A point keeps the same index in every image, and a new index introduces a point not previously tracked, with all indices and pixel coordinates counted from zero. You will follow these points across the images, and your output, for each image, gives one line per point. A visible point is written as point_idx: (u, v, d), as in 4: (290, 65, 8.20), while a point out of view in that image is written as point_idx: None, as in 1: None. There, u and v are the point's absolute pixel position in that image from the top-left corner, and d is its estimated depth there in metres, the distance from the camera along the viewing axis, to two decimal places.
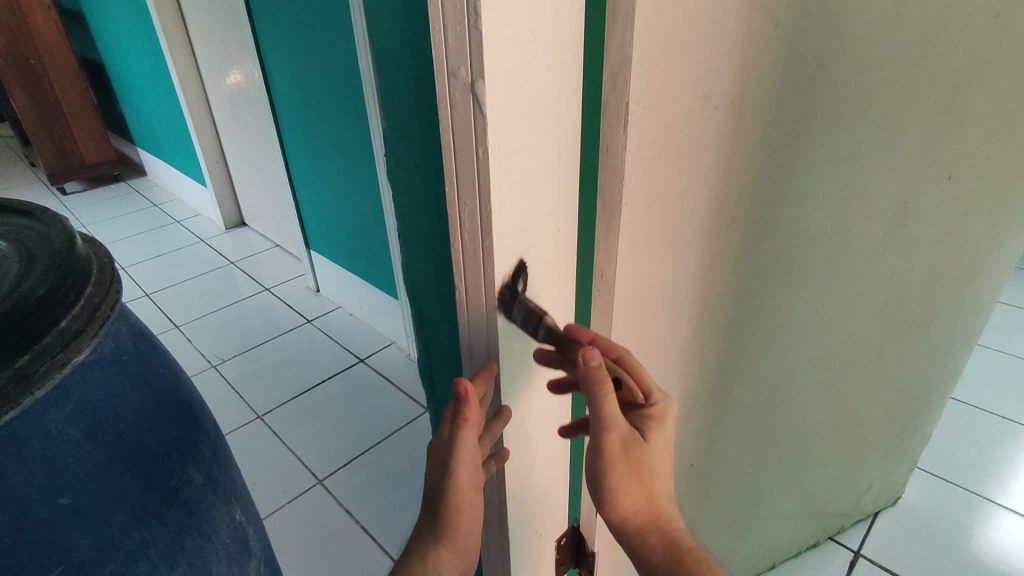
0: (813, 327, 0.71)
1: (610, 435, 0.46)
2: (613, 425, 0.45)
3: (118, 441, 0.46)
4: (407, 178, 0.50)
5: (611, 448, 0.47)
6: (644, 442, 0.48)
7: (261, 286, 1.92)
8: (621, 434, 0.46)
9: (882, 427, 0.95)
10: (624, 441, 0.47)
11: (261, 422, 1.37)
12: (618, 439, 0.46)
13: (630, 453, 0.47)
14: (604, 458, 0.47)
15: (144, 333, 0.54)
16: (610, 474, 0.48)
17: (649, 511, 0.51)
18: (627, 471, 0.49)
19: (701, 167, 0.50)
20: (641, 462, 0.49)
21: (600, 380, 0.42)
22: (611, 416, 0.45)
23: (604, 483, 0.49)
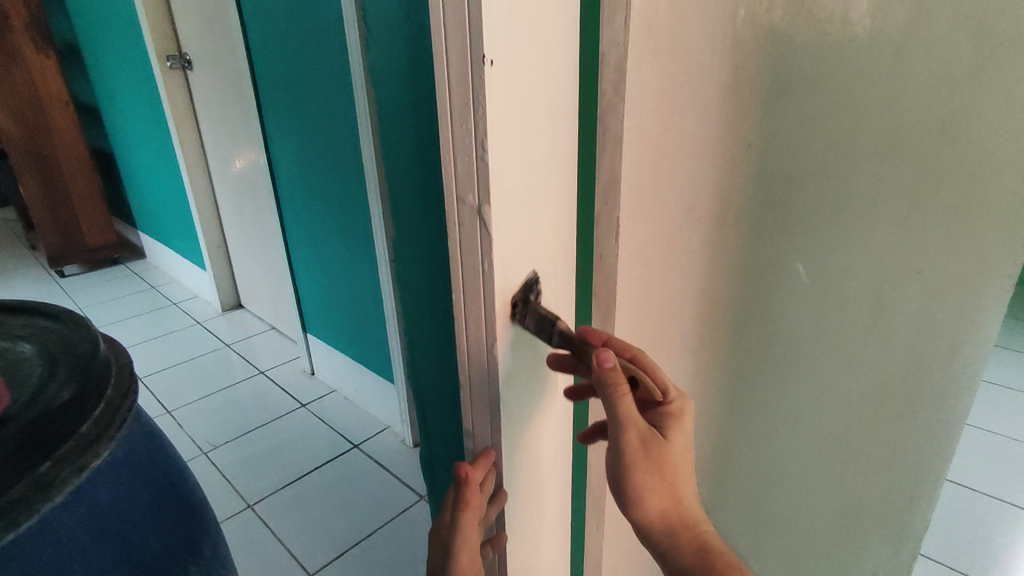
0: (803, 415, 0.73)
1: (627, 437, 0.44)
2: (630, 424, 0.44)
3: (124, 544, 0.47)
4: (415, 282, 0.53)
5: (631, 451, 0.45)
6: (665, 443, 0.46)
7: (255, 369, 1.92)
8: (639, 436, 0.44)
9: (881, 513, 0.95)
10: (644, 442, 0.45)
11: (250, 511, 1.34)
12: (638, 439, 0.45)
13: (653, 455, 0.45)
14: (627, 466, 0.45)
15: (155, 431, 0.55)
16: (636, 481, 0.46)
17: (684, 520, 0.48)
18: (654, 477, 0.46)
19: (686, 271, 0.54)
20: (667, 467, 0.46)
21: (616, 382, 0.42)
22: (625, 419, 0.43)
23: (631, 491, 0.46)
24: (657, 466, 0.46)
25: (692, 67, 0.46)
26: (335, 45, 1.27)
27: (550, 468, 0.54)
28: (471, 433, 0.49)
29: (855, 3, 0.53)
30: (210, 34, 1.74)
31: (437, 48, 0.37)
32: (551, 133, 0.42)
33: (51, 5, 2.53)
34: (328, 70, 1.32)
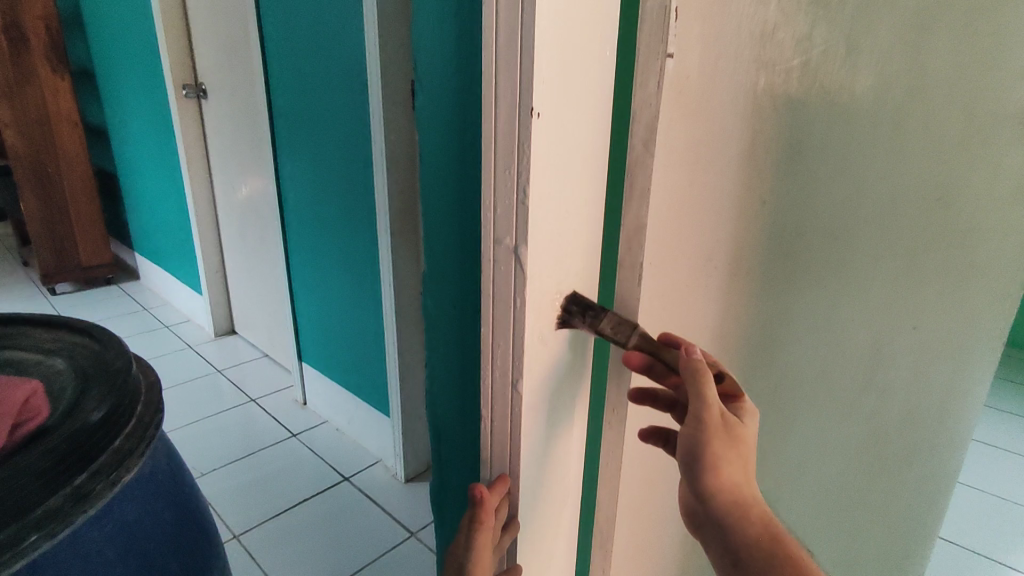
0: (803, 463, 0.75)
1: (713, 410, 0.44)
2: (714, 400, 0.45)
3: (148, 563, 0.47)
4: (442, 315, 0.55)
5: (715, 424, 0.45)
6: (743, 428, 0.46)
7: (246, 396, 1.90)
8: (722, 417, 0.45)
9: (876, 564, 0.95)
10: (724, 419, 0.45)
11: (236, 542, 1.31)
12: (721, 417, 0.45)
13: (734, 434, 0.45)
14: (709, 440, 0.44)
15: (175, 454, 0.55)
16: (715, 457, 0.45)
17: (753, 498, 0.45)
18: (732, 453, 0.45)
19: (702, 316, 0.57)
20: (748, 449, 0.46)
21: (705, 367, 0.45)
22: (711, 394, 0.45)
23: (710, 463, 0.45)
24: (736, 445, 0.45)
25: (715, 129, 0.50)
26: (355, 85, 1.33)
27: (562, 507, 0.55)
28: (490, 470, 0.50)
29: (859, 78, 0.57)
30: (229, 65, 1.80)
31: (487, 100, 0.39)
32: (585, 183, 0.45)
33: (70, 29, 2.59)
34: (346, 107, 1.37)
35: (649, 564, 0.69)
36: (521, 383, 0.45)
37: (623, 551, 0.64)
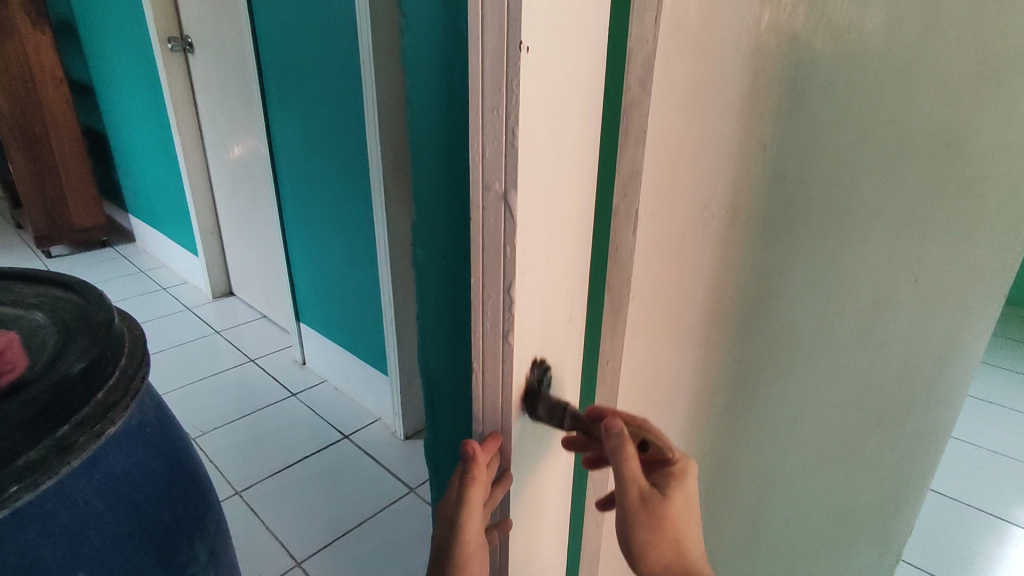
0: (798, 416, 0.75)
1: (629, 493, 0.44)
2: (631, 482, 0.44)
3: (138, 515, 0.46)
4: (432, 267, 0.54)
5: (631, 509, 0.44)
6: (668, 503, 0.44)
7: (245, 357, 1.90)
8: (642, 494, 0.44)
9: (868, 516, 0.97)
10: (644, 498, 0.44)
11: (239, 498, 1.33)
12: (640, 496, 0.44)
13: (654, 513, 0.44)
14: (630, 523, 0.44)
15: (163, 408, 0.55)
16: (639, 541, 0.45)
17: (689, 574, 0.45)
18: (656, 535, 0.44)
19: (698, 266, 0.55)
20: (672, 524, 0.45)
21: (623, 445, 0.43)
22: (628, 476, 0.43)
23: (640, 551, 0.45)
24: (660, 526, 0.44)
25: (715, 67, 0.47)
26: (344, 35, 1.28)
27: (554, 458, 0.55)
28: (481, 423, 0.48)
29: (869, 13, 0.54)
30: (214, 16, 1.73)
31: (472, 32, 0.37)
32: (578, 124, 0.43)
33: None
34: (335, 58, 1.32)
35: None
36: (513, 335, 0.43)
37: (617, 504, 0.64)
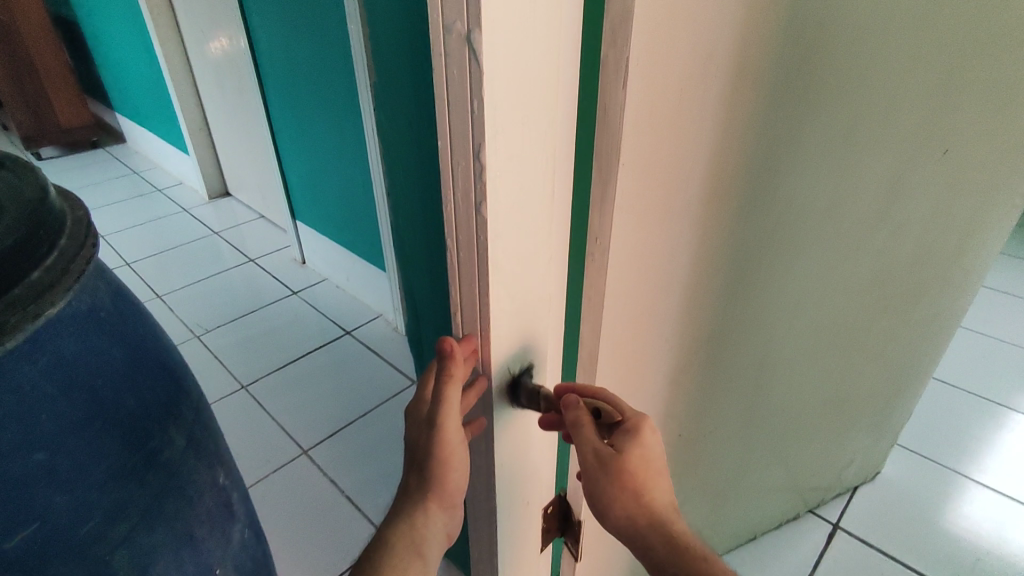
0: (802, 302, 0.71)
1: (586, 455, 0.49)
2: (586, 443, 0.49)
3: (96, 401, 0.45)
4: (409, 129, 0.51)
5: (590, 470, 0.50)
6: (622, 457, 0.49)
7: (245, 257, 1.88)
8: (598, 453, 0.49)
9: (868, 402, 0.96)
10: (600, 457, 0.49)
11: (245, 392, 1.35)
12: (596, 456, 0.49)
13: (611, 469, 0.49)
14: (589, 477, 0.50)
15: (125, 292, 0.51)
16: (603, 495, 0.50)
17: (654, 520, 0.51)
18: (617, 488, 0.49)
19: (699, 132, 0.49)
20: (628, 476, 0.49)
21: (578, 414, 0.49)
22: (582, 440, 0.49)
23: (604, 504, 0.51)
24: (619, 479, 0.49)
25: None
26: None
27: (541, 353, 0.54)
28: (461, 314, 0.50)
29: None
30: None
31: None
32: None
33: None
34: None
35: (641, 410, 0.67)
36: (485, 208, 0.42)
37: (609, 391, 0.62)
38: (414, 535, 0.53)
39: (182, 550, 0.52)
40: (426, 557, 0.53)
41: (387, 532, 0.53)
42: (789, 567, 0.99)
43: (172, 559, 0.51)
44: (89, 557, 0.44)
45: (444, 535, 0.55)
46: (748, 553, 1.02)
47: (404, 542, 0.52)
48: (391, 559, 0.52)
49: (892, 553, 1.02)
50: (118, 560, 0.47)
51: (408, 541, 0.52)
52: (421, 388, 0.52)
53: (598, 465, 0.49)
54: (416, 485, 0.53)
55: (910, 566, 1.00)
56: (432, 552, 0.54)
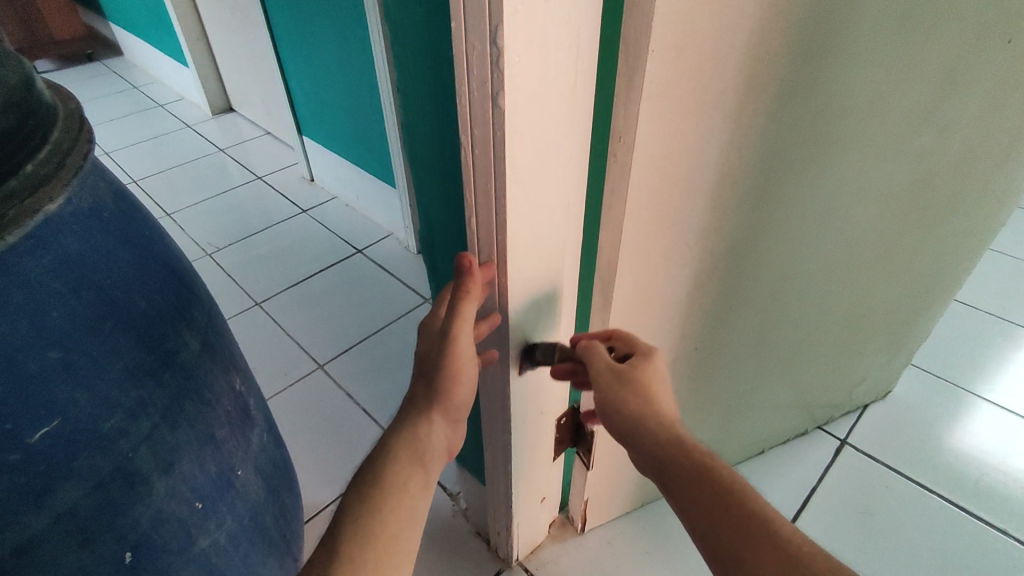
0: (832, 210, 0.69)
1: (601, 368, 0.56)
2: (599, 359, 0.57)
3: (106, 299, 0.44)
4: (420, 15, 0.46)
5: (605, 381, 0.55)
6: (634, 370, 0.56)
7: (253, 175, 1.85)
8: (611, 367, 0.56)
9: (889, 319, 0.94)
10: (614, 371, 0.56)
11: (259, 308, 1.36)
12: (610, 370, 0.56)
13: (625, 379, 0.55)
14: (605, 390, 0.55)
15: (125, 193, 0.50)
16: (619, 403, 0.54)
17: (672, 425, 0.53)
18: (630, 393, 0.54)
19: (739, 12, 0.45)
20: (641, 385, 0.55)
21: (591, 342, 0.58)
22: (597, 356, 0.57)
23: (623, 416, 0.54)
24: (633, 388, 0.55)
25: None
26: None
27: (553, 267, 0.56)
28: (475, 220, 0.51)
29: None
30: None
31: None
32: None
33: None
34: None
35: (656, 314, 0.66)
36: (503, 96, 0.42)
37: (626, 298, 0.61)
38: (417, 443, 0.53)
39: (205, 450, 0.53)
40: (426, 467, 0.53)
41: (391, 439, 0.53)
42: (794, 479, 1.02)
43: (196, 458, 0.51)
44: (114, 452, 0.44)
45: (444, 449, 0.55)
46: (755, 465, 1.04)
47: (407, 448, 0.52)
48: (394, 464, 0.51)
49: (898, 467, 1.04)
50: (142, 459, 0.46)
51: (411, 448, 0.52)
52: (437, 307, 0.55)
53: (615, 376, 0.55)
54: (422, 395, 0.54)
55: (915, 479, 1.02)
56: (432, 464, 0.54)
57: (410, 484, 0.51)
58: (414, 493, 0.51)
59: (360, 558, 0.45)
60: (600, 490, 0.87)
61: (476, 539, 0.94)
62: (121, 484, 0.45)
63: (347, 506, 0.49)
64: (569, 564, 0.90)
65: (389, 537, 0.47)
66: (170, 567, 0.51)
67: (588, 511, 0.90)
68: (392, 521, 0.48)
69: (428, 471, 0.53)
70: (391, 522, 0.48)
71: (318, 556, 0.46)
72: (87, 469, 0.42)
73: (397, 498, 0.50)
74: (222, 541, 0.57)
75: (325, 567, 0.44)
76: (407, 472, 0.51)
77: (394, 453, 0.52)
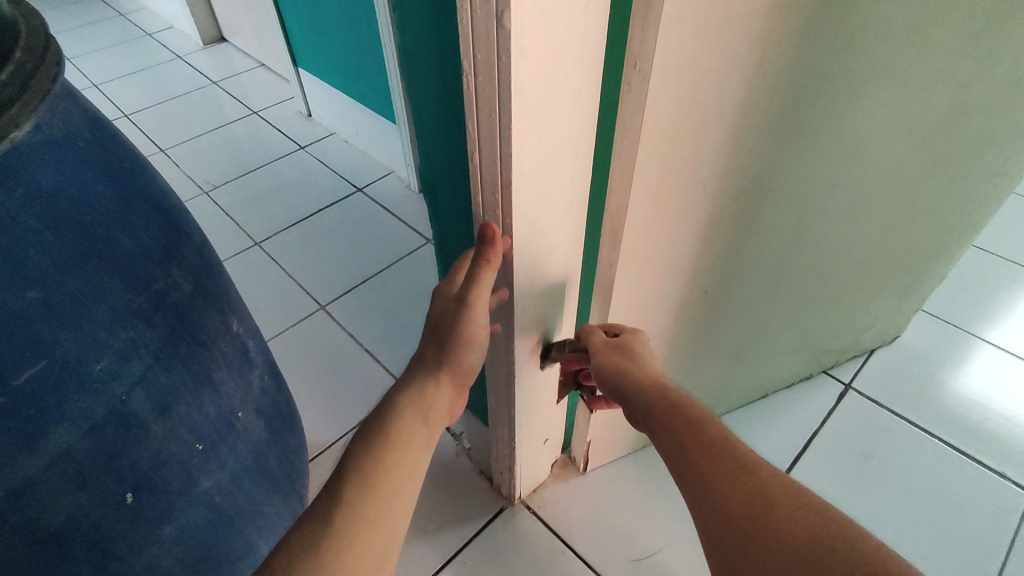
0: (857, 146, 0.65)
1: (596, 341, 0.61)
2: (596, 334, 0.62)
3: (86, 236, 0.41)
4: None
5: (600, 350, 0.60)
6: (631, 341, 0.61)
7: (248, 109, 1.78)
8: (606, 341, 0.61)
9: (904, 264, 0.92)
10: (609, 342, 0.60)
11: (258, 248, 1.34)
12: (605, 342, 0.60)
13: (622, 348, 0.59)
14: (603, 358, 0.59)
15: (102, 122, 0.46)
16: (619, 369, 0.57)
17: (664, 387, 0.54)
18: (625, 359, 0.58)
19: None
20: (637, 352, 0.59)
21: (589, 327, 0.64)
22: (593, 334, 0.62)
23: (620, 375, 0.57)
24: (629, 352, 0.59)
25: None
26: None
27: (561, 207, 0.53)
28: (478, 156, 0.48)
29: None
30: None
31: None
32: None
33: None
34: None
35: (666, 258, 0.63)
36: (508, 15, 0.38)
37: (636, 241, 0.58)
38: (425, 401, 0.52)
39: (203, 391, 0.52)
40: (429, 425, 0.52)
41: (397, 395, 0.52)
42: (797, 423, 1.02)
43: (193, 400, 0.51)
44: (106, 394, 0.43)
45: (447, 412, 0.56)
46: (758, 409, 1.04)
47: (414, 404, 0.52)
48: (400, 419, 0.50)
49: (900, 411, 1.04)
50: (135, 401, 0.45)
51: (418, 406, 0.52)
52: (454, 272, 0.54)
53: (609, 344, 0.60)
54: (433, 356, 0.54)
55: (916, 423, 1.02)
56: (435, 423, 0.53)
57: (415, 437, 0.50)
58: (418, 447, 0.50)
59: (361, 506, 0.44)
60: (602, 433, 0.87)
61: (480, 478, 0.95)
62: (116, 425, 0.44)
63: (351, 454, 0.47)
64: (570, 503, 0.91)
65: (392, 487, 0.46)
66: (172, 507, 0.51)
67: (590, 452, 0.90)
68: (393, 471, 0.47)
69: (431, 430, 0.52)
70: (394, 472, 0.47)
71: (318, 502, 0.45)
72: (80, 412, 0.41)
73: (401, 451, 0.48)
74: (224, 482, 0.56)
75: (327, 511, 0.44)
76: (412, 428, 0.50)
77: (401, 408, 0.51)
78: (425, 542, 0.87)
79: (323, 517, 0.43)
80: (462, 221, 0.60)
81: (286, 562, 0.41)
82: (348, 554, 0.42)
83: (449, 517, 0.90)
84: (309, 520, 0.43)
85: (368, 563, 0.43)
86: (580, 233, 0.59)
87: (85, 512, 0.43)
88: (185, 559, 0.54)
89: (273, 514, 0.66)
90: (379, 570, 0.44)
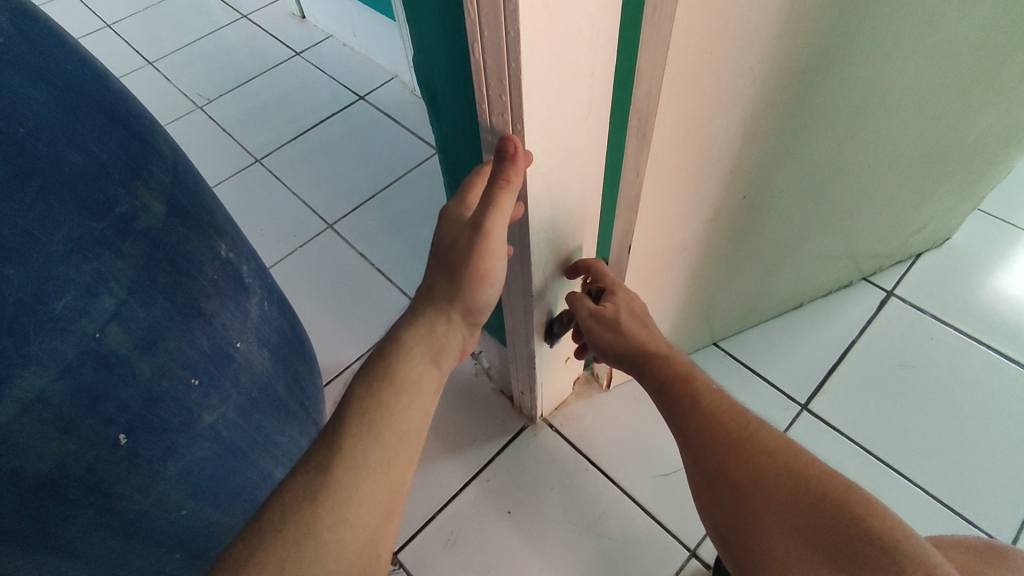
0: (937, 14, 0.55)
1: (584, 315, 0.61)
2: (580, 308, 0.61)
3: (23, 152, 0.35)
4: None
5: (591, 328, 0.61)
6: (611, 313, 0.59)
7: (238, 13, 1.64)
8: (591, 314, 0.61)
9: (969, 156, 0.81)
10: (594, 315, 0.60)
11: (260, 166, 1.27)
12: (591, 315, 0.61)
13: (607, 323, 0.59)
14: (591, 333, 0.61)
15: (33, 13, 0.38)
16: (607, 346, 0.61)
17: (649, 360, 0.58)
18: (613, 335, 0.59)
19: None
20: (620, 326, 0.59)
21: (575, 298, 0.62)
22: (580, 307, 0.61)
23: (613, 353, 0.61)
24: (615, 329, 0.59)
25: None
26: None
27: (578, 106, 0.45)
28: (481, 41, 0.39)
29: None
30: None
31: None
32: None
33: None
34: None
35: (700, 160, 0.55)
36: None
37: (667, 141, 0.51)
38: (435, 340, 0.47)
39: (194, 324, 0.48)
40: (440, 366, 0.48)
41: (405, 332, 0.47)
42: (833, 333, 0.96)
43: (182, 334, 0.47)
44: (76, 333, 0.38)
45: (459, 351, 0.51)
46: (792, 320, 0.98)
47: (425, 343, 0.47)
48: (408, 358, 0.46)
49: (946, 318, 0.97)
50: (113, 339, 0.41)
51: (428, 343, 0.47)
52: (469, 191, 0.47)
53: (593, 320, 0.60)
54: (444, 289, 0.48)
55: (961, 330, 0.96)
56: (447, 363, 0.49)
57: (424, 379, 0.46)
58: (427, 390, 0.46)
59: (366, 455, 0.41)
60: None
61: (500, 397, 0.92)
62: (94, 365, 0.40)
63: (352, 396, 0.43)
64: (594, 419, 0.89)
65: (398, 432, 0.42)
66: (175, 445, 0.48)
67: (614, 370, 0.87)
68: (402, 416, 0.43)
69: (442, 370, 0.48)
70: (404, 417, 0.43)
71: (317, 449, 0.41)
72: (48, 354, 0.37)
73: (409, 394, 0.44)
74: (230, 416, 0.54)
75: (323, 463, 0.40)
76: (420, 368, 0.46)
77: (410, 347, 0.46)
78: (447, 460, 0.87)
79: (320, 467, 0.40)
80: (465, 129, 0.52)
81: (279, 515, 0.38)
82: (353, 507, 0.39)
83: (471, 438, 0.89)
84: (303, 470, 0.40)
85: (374, 514, 0.40)
86: (603, 136, 0.51)
87: (76, 456, 0.40)
88: (196, 492, 0.52)
89: (289, 441, 0.64)
90: (385, 521, 0.41)
